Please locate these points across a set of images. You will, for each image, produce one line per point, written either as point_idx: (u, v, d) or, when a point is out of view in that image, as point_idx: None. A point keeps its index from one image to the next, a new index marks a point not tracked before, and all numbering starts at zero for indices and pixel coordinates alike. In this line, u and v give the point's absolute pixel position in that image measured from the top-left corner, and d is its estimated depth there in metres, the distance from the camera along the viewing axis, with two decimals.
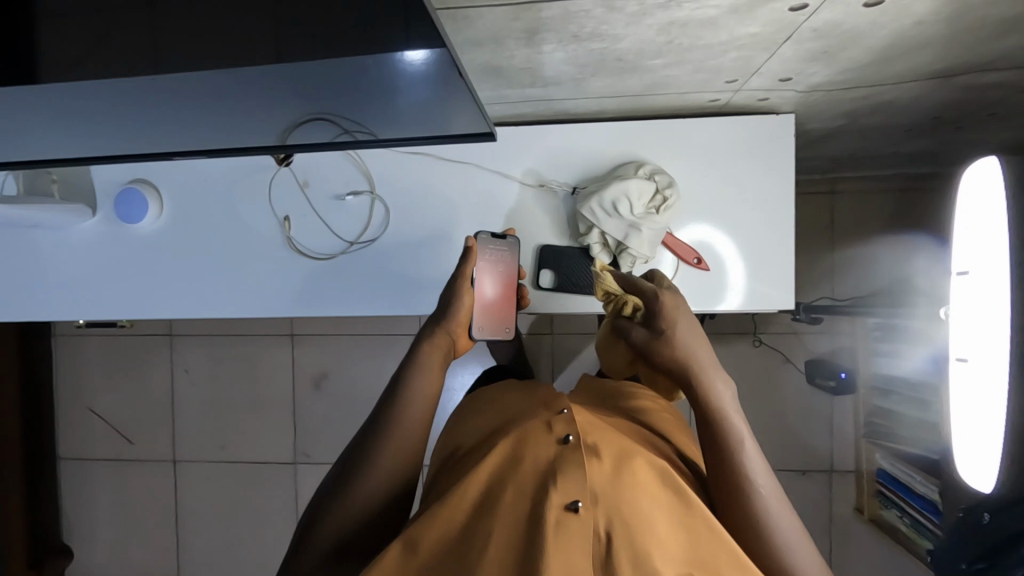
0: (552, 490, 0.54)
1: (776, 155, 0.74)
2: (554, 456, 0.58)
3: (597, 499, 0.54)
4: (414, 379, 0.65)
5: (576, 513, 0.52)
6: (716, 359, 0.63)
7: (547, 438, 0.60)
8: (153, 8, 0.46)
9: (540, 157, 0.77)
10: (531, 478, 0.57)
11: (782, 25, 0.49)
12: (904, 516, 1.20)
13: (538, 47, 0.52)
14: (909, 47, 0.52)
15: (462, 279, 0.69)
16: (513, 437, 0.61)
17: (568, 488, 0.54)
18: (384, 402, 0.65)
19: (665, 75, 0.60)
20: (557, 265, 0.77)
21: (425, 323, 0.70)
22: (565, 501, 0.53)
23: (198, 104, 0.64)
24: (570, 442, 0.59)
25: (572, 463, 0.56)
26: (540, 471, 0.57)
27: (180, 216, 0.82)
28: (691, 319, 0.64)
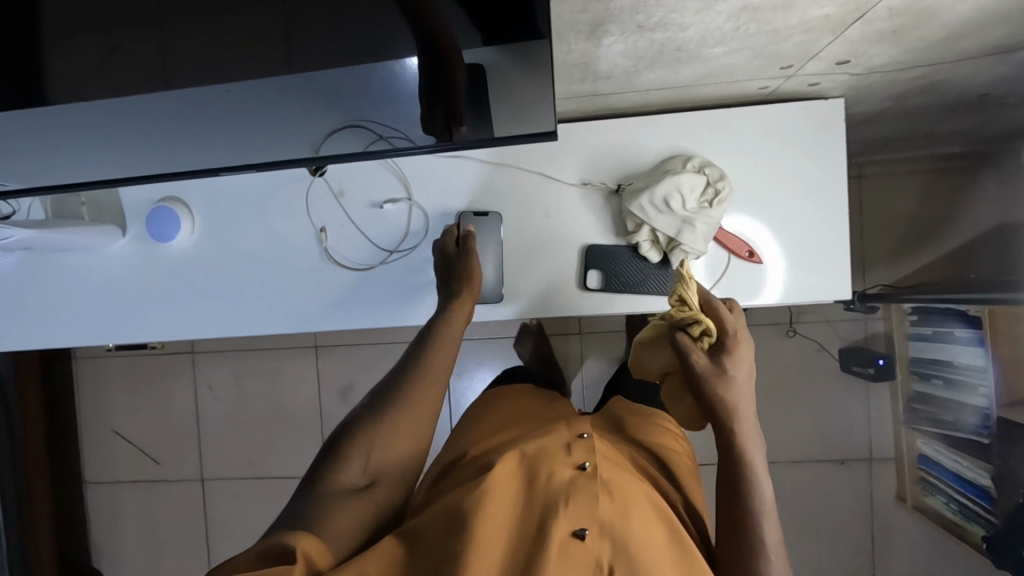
0: (562, 516, 0.60)
1: (829, 139, 0.71)
2: (570, 481, 0.64)
3: (602, 530, 0.59)
4: (425, 360, 0.73)
5: (581, 540, 0.58)
6: (756, 420, 0.65)
7: (566, 463, 0.66)
8: None
9: (583, 156, 0.74)
10: (545, 500, 0.63)
11: (857, 5, 0.47)
12: (951, 503, 1.17)
13: (599, 40, 0.50)
14: (982, 22, 0.51)
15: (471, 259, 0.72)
16: (535, 463, 0.67)
17: (576, 516, 0.60)
18: (400, 382, 0.72)
19: (723, 63, 0.58)
20: (607, 264, 0.74)
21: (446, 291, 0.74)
22: (572, 528, 0.59)
23: (238, 107, 0.62)
24: (586, 469, 0.65)
25: (584, 491, 0.62)
26: (553, 495, 0.63)
27: (212, 232, 0.80)
28: (751, 372, 0.65)
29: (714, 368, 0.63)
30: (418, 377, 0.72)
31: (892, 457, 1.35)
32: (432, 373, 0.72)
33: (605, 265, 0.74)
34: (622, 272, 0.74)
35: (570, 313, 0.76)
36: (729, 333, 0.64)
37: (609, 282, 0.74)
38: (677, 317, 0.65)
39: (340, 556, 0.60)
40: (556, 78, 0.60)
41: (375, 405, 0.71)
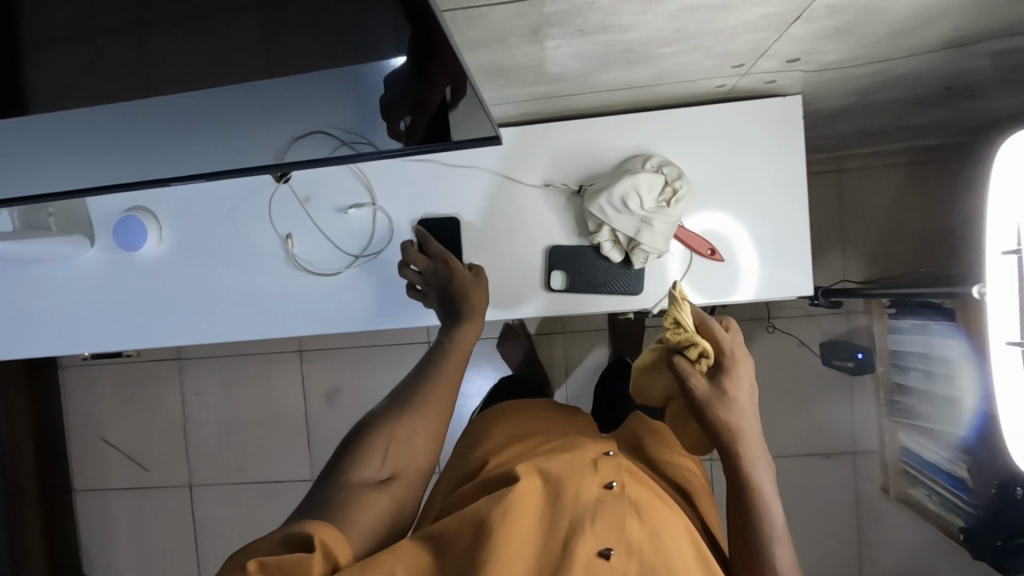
0: (589, 533, 0.60)
1: (786, 136, 0.71)
2: (597, 499, 0.64)
3: (629, 551, 0.60)
4: (440, 367, 0.76)
5: (607, 560, 0.58)
6: (764, 443, 0.66)
7: (593, 479, 0.67)
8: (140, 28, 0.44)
9: (543, 157, 0.74)
10: (570, 515, 0.63)
11: (795, 4, 0.46)
12: (932, 495, 1.17)
13: (542, 43, 0.50)
14: (927, 17, 0.50)
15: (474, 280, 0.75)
16: (562, 478, 0.68)
17: (603, 534, 0.60)
18: (417, 384, 0.75)
19: (675, 63, 0.58)
20: (574, 265, 0.75)
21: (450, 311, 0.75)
22: (598, 546, 0.60)
23: (200, 130, 0.62)
24: (613, 489, 0.65)
25: (613, 509, 0.63)
26: (580, 511, 0.63)
27: (181, 241, 0.81)
28: (755, 393, 0.65)
29: (715, 391, 0.63)
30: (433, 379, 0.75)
31: (876, 450, 1.35)
32: (445, 376, 0.76)
33: (572, 265, 0.75)
34: (590, 271, 0.74)
35: (537, 314, 0.76)
36: (728, 352, 0.64)
37: (578, 283, 0.75)
38: (673, 340, 0.62)
39: (357, 547, 0.60)
40: (508, 82, 0.60)
41: (393, 404, 0.74)
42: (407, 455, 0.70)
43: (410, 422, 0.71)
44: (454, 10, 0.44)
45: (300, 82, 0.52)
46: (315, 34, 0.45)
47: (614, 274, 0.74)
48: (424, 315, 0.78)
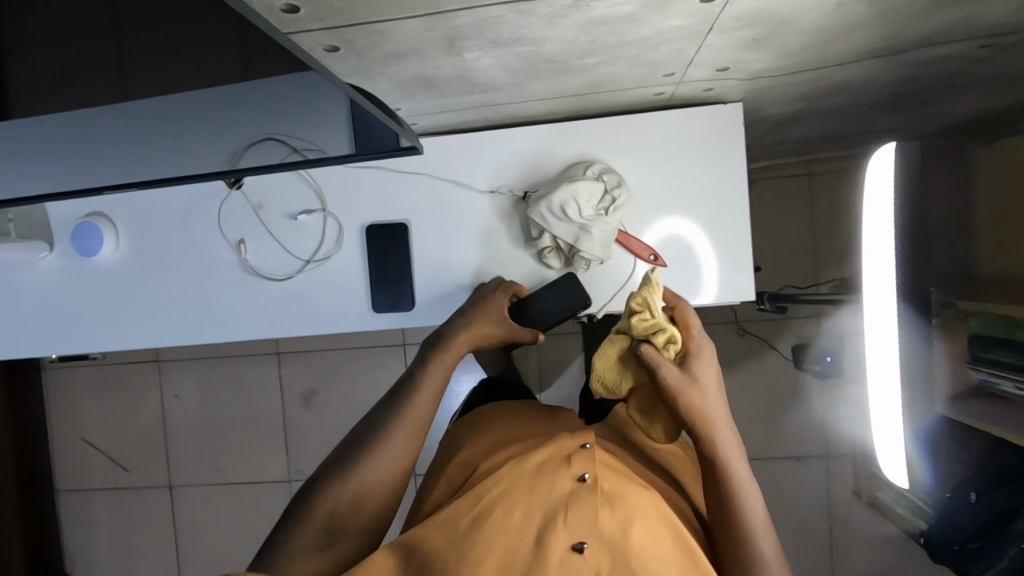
0: (561, 529, 0.56)
1: (726, 145, 0.73)
2: (569, 494, 0.60)
3: (605, 545, 0.56)
4: (408, 402, 0.68)
5: (581, 554, 0.55)
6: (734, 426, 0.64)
7: (565, 473, 0.62)
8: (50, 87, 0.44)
9: (490, 164, 0.76)
10: (540, 514, 0.59)
11: (702, 17, 0.48)
12: (900, 499, 1.16)
13: (461, 54, 0.51)
14: (840, 28, 0.51)
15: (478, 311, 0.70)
16: (533, 474, 0.63)
17: (575, 527, 0.57)
18: (384, 420, 0.66)
19: (603, 72, 0.59)
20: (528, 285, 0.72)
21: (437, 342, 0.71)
22: (570, 541, 0.56)
23: (127, 161, 0.60)
24: (586, 481, 0.60)
25: (586, 503, 0.58)
26: (551, 507, 0.59)
27: (137, 246, 0.82)
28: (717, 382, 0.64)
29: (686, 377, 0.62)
30: (400, 418, 0.66)
31: (848, 453, 1.35)
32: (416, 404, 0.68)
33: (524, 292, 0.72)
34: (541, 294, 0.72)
35: None
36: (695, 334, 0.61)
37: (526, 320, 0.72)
38: (639, 328, 0.61)
39: None
40: (441, 90, 0.61)
41: (358, 439, 0.66)
42: (374, 496, 0.63)
43: (376, 461, 0.64)
44: (362, 26, 0.45)
45: (220, 101, 0.49)
46: (232, 67, 0.43)
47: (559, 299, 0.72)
48: (371, 320, 0.79)
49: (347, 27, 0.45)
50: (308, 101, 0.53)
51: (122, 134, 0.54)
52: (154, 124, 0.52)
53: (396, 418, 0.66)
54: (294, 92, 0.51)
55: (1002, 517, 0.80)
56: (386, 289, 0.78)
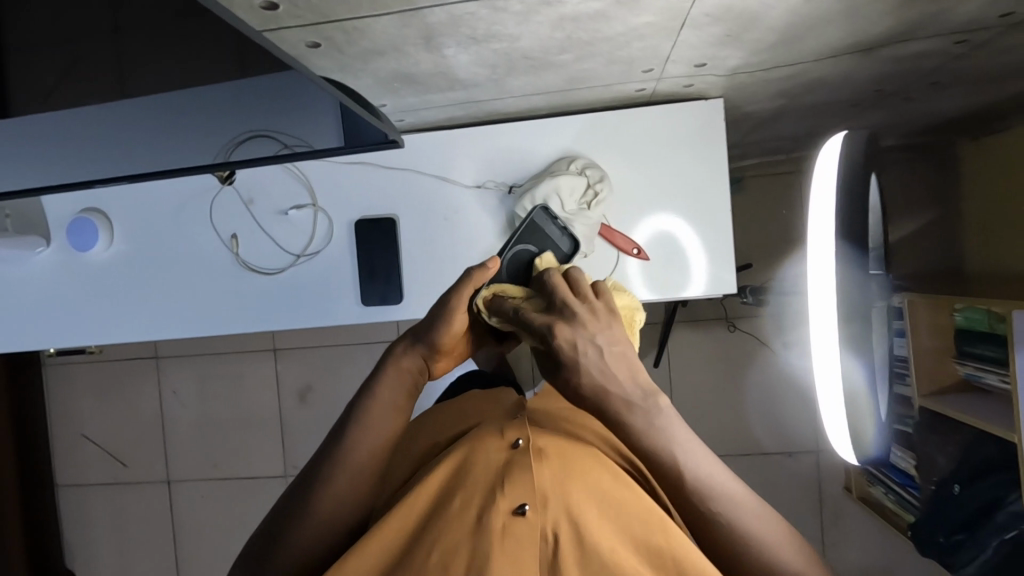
0: (500, 496, 0.56)
1: (707, 140, 0.74)
2: (504, 462, 0.59)
3: (546, 502, 0.56)
4: (352, 446, 0.60)
5: (523, 517, 0.55)
6: (644, 378, 0.53)
7: (498, 444, 0.62)
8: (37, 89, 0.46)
9: (476, 158, 0.77)
10: (481, 485, 0.58)
11: (673, 13, 0.49)
12: (889, 494, 1.17)
13: (440, 51, 0.53)
14: (810, 23, 0.53)
15: (443, 308, 0.59)
16: (468, 450, 0.63)
17: (516, 491, 0.56)
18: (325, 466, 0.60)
19: (581, 68, 0.61)
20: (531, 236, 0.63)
21: (410, 351, 0.62)
22: (512, 505, 0.55)
23: (115, 152, 0.61)
24: (519, 446, 0.61)
25: (521, 466, 0.58)
26: (489, 476, 0.59)
27: (131, 241, 0.83)
28: (603, 345, 0.51)
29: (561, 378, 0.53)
30: (342, 467, 0.60)
31: (839, 449, 1.36)
32: (371, 435, 0.60)
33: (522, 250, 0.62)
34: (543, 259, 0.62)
35: None
36: (542, 329, 0.52)
37: None
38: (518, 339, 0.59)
39: None
40: (424, 86, 0.62)
41: (305, 479, 0.61)
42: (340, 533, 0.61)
43: (325, 511, 0.60)
44: (341, 23, 0.47)
45: (209, 100, 0.51)
46: (210, 69, 0.45)
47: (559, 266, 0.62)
48: (360, 313, 0.80)
49: (326, 23, 0.46)
50: (301, 103, 0.55)
51: (113, 129, 0.55)
52: (140, 119, 0.53)
53: (336, 467, 0.60)
54: (289, 90, 0.52)
55: (982, 513, 0.88)
56: (374, 283, 0.79)
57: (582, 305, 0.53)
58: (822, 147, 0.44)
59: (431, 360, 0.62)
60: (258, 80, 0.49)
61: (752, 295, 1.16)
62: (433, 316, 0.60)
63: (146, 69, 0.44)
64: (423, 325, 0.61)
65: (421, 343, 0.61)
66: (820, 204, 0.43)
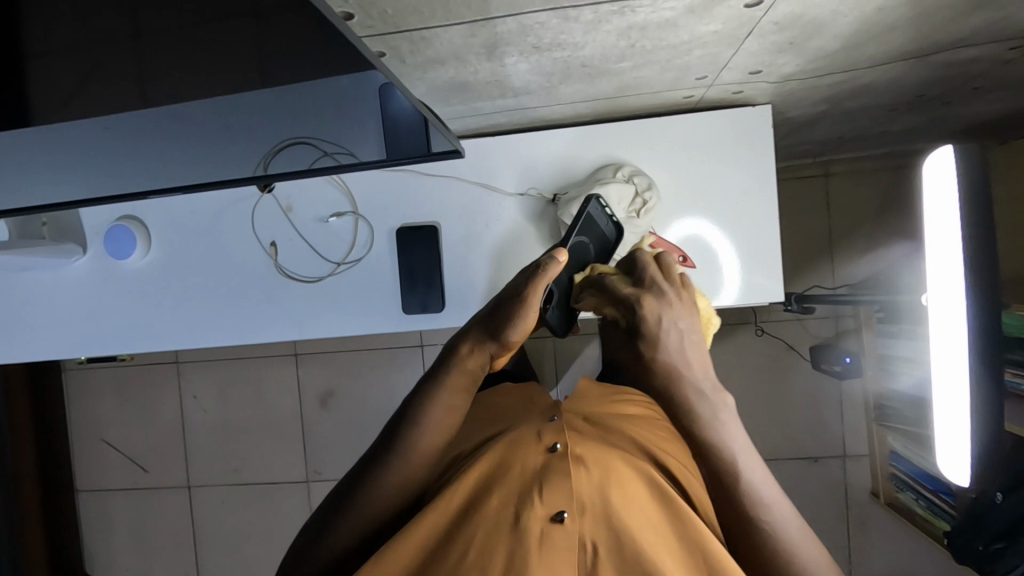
0: (537, 501, 0.54)
1: (755, 145, 0.73)
2: (542, 466, 0.57)
3: (585, 509, 0.54)
4: (408, 435, 0.58)
5: (562, 524, 0.52)
6: (713, 372, 0.55)
7: (536, 445, 0.59)
8: (87, 93, 0.44)
9: (519, 166, 0.77)
10: (515, 490, 0.55)
11: (741, 21, 0.48)
12: (920, 500, 1.16)
13: (501, 60, 0.52)
14: (876, 31, 0.52)
15: (519, 300, 0.54)
16: (506, 448, 0.60)
17: (554, 499, 0.54)
18: (378, 457, 0.58)
19: (636, 75, 0.60)
20: (579, 233, 0.68)
21: (473, 334, 0.59)
22: (550, 512, 0.53)
23: (159, 159, 0.60)
24: (558, 449, 0.57)
25: (561, 471, 0.55)
26: (526, 480, 0.56)
27: (168, 248, 0.83)
28: (684, 331, 0.54)
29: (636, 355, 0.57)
30: (395, 460, 0.58)
31: (866, 455, 1.35)
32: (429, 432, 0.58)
33: (571, 251, 0.67)
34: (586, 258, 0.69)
35: None
36: (630, 299, 0.55)
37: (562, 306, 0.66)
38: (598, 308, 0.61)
39: None
40: (474, 93, 0.62)
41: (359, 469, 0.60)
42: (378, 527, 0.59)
43: (377, 500, 0.58)
44: (409, 32, 0.46)
45: (253, 101, 0.48)
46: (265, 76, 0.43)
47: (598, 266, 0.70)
48: (401, 321, 0.80)
49: (394, 33, 0.46)
50: (350, 106, 0.52)
51: (161, 137, 0.54)
52: (183, 124, 0.51)
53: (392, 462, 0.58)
54: (334, 92, 0.49)
55: None
56: (414, 290, 0.78)
57: (670, 287, 0.55)
58: (936, 152, 0.43)
59: (496, 355, 0.59)
60: (301, 84, 0.46)
61: (790, 302, 1.16)
62: (500, 303, 0.56)
63: (178, 80, 0.43)
64: (486, 312, 0.58)
65: (492, 336, 0.57)
66: (942, 213, 0.43)
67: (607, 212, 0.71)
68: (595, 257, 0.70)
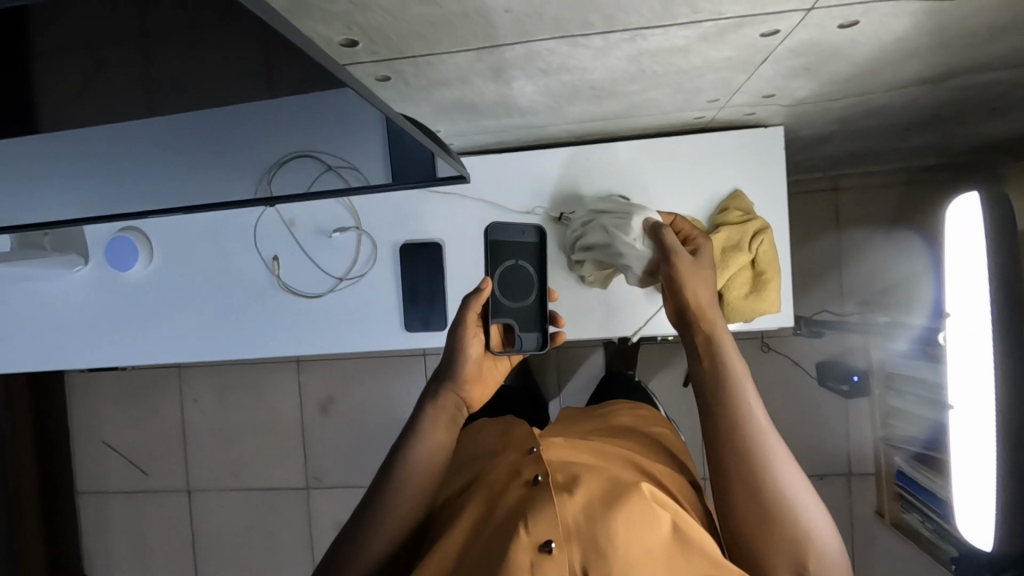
0: (523, 530, 0.54)
1: (765, 166, 0.72)
2: (525, 499, 0.58)
3: (571, 536, 0.54)
4: (393, 495, 0.63)
5: (551, 554, 0.52)
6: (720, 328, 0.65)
7: (517, 483, 0.61)
8: (77, 116, 0.43)
9: (525, 184, 0.76)
10: (502, 527, 0.57)
11: (756, 49, 0.47)
12: (926, 521, 1.14)
13: (508, 83, 0.51)
14: (896, 58, 0.51)
15: (462, 329, 0.69)
16: (489, 493, 0.62)
17: (540, 526, 0.54)
18: (366, 523, 0.62)
19: (645, 98, 0.59)
20: (500, 263, 0.70)
21: (433, 385, 0.72)
22: (536, 541, 0.53)
23: (159, 177, 0.59)
24: (539, 482, 0.59)
25: (543, 501, 0.56)
26: (512, 514, 0.57)
27: (169, 260, 0.82)
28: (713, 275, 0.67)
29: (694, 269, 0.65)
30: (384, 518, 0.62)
31: (872, 472, 1.33)
32: (407, 483, 0.63)
33: (501, 279, 0.70)
34: (524, 276, 0.71)
35: None
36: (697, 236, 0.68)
37: (526, 327, 0.72)
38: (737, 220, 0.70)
39: None
40: (481, 114, 0.61)
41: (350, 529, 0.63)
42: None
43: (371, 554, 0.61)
44: (414, 57, 0.45)
45: (250, 120, 0.47)
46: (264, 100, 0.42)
47: (542, 272, 0.71)
48: (403, 339, 0.79)
49: (399, 58, 0.45)
50: (358, 128, 0.51)
51: (161, 157, 0.53)
52: (180, 143, 0.50)
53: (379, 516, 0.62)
54: (337, 116, 0.48)
55: None
56: (418, 308, 0.77)
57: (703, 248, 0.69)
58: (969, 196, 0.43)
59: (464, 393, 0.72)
60: (302, 107, 0.45)
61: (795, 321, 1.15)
62: (446, 353, 0.71)
63: (174, 104, 0.42)
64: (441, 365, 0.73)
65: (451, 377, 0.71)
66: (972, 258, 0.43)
67: (519, 224, 0.70)
68: (536, 268, 0.72)
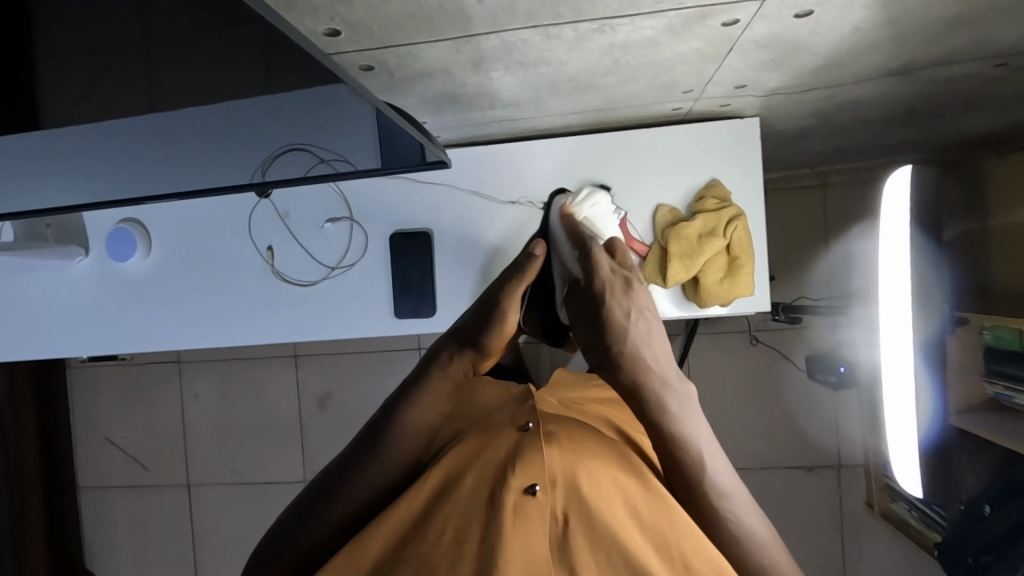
0: (511, 473, 0.55)
1: (742, 156, 0.74)
2: (515, 444, 0.59)
3: (555, 482, 0.56)
4: (386, 439, 0.61)
5: (534, 496, 0.54)
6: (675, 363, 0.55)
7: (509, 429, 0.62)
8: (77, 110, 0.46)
9: (510, 175, 0.78)
10: (490, 472, 0.57)
11: (721, 40, 0.49)
12: (912, 509, 1.18)
13: (487, 74, 0.54)
14: (858, 49, 0.53)
15: (499, 306, 0.57)
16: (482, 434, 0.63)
17: (529, 471, 0.55)
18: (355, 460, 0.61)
19: (621, 90, 0.61)
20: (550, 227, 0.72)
21: (449, 341, 0.61)
22: (523, 484, 0.55)
23: (155, 168, 0.62)
24: (530, 429, 0.61)
25: (534, 448, 0.57)
26: (501, 459, 0.58)
27: (167, 251, 0.85)
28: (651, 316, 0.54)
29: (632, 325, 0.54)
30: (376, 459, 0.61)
31: (861, 464, 1.35)
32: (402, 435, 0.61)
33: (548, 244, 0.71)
34: None
35: None
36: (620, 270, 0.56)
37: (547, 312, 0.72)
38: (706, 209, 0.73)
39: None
40: (464, 106, 0.63)
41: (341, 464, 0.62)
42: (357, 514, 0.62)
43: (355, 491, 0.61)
44: (395, 48, 0.47)
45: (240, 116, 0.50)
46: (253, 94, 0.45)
47: None
48: (394, 325, 0.81)
49: (381, 49, 0.47)
50: (344, 119, 0.53)
51: (157, 148, 0.56)
52: (175, 137, 0.53)
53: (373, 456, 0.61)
54: (323, 108, 0.50)
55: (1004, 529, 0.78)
56: (408, 296, 0.80)
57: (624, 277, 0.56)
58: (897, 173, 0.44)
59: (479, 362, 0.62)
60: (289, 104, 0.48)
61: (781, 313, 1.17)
62: (474, 314, 0.60)
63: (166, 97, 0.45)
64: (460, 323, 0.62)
65: (473, 347, 0.59)
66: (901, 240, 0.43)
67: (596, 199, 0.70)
68: None
